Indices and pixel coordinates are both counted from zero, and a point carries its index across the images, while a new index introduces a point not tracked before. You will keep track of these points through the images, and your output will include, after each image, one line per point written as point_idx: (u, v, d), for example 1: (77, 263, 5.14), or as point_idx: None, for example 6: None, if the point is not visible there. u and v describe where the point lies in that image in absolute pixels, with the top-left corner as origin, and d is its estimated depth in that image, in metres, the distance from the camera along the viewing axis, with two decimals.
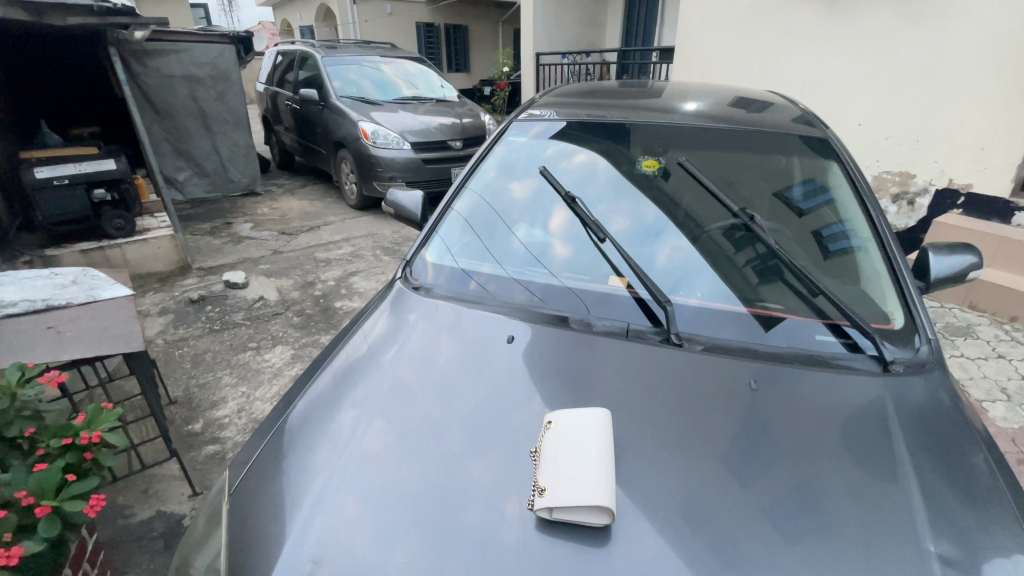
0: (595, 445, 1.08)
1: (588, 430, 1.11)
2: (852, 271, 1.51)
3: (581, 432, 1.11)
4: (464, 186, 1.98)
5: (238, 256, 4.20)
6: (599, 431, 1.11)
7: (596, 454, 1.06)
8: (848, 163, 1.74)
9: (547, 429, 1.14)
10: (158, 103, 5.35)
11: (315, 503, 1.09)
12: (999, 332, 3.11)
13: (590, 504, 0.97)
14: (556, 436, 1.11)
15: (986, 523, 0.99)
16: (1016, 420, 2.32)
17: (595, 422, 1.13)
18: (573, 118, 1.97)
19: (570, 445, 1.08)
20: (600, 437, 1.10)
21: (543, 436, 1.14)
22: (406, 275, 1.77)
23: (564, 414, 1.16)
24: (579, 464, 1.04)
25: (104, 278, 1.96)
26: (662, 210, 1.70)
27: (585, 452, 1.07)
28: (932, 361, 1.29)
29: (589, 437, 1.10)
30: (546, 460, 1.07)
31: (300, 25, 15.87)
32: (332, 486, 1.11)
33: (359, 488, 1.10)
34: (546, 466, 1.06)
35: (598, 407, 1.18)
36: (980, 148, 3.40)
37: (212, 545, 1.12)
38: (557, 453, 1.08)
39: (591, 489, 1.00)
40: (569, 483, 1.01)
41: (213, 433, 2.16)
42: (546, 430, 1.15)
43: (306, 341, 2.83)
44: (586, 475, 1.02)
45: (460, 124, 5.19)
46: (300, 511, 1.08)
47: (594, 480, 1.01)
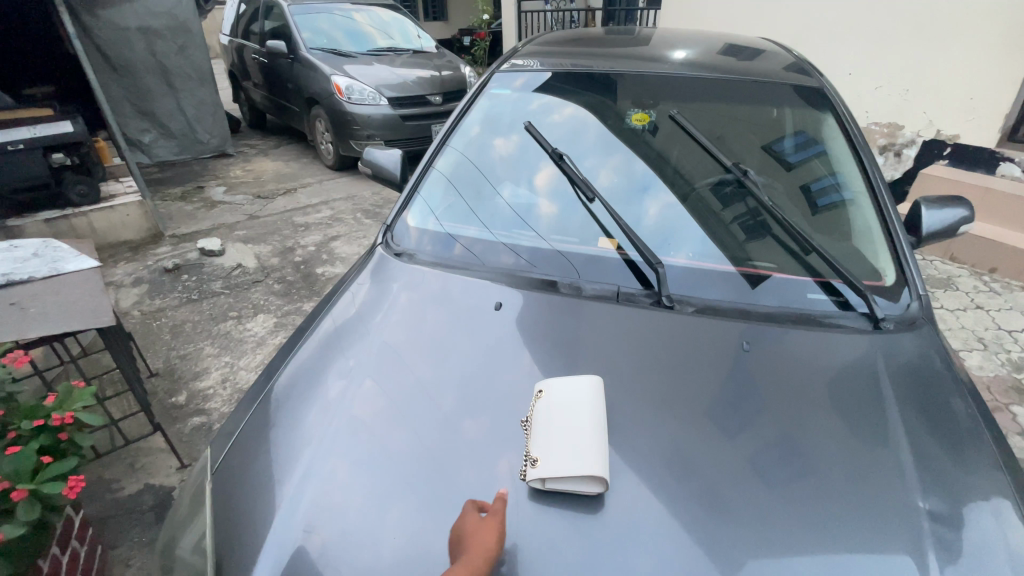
0: (589, 414, 1.07)
1: (581, 399, 1.10)
2: (844, 226, 1.48)
3: (573, 402, 1.09)
4: (446, 143, 1.88)
5: (212, 222, 4.05)
6: (591, 398, 1.11)
7: (589, 423, 1.06)
8: (844, 113, 1.68)
9: (539, 399, 1.13)
10: (114, 59, 4.99)
11: (304, 475, 1.07)
12: (978, 284, 3.16)
13: (585, 474, 0.97)
14: (549, 404, 1.10)
15: (973, 477, 1.01)
16: (991, 368, 2.40)
17: (590, 390, 1.12)
18: (559, 69, 1.87)
19: (563, 414, 1.07)
20: (593, 406, 1.09)
21: (535, 406, 1.12)
22: (387, 240, 1.69)
23: (557, 381, 1.15)
24: (572, 433, 1.04)
25: (68, 250, 1.86)
26: (651, 165, 1.64)
27: (578, 421, 1.06)
28: (922, 317, 1.29)
29: (581, 405, 1.09)
30: (538, 430, 1.07)
31: None
32: (322, 458, 1.09)
33: (349, 459, 1.08)
34: (538, 437, 1.05)
35: (591, 374, 1.17)
36: (969, 98, 3.36)
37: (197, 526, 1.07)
38: (549, 423, 1.07)
39: (584, 460, 0.99)
40: (561, 453, 1.01)
41: (199, 404, 2.13)
42: (538, 399, 1.13)
43: (289, 309, 2.77)
44: (581, 444, 1.02)
45: (440, 77, 4.96)
46: (290, 483, 1.06)
47: (587, 449, 1.01)
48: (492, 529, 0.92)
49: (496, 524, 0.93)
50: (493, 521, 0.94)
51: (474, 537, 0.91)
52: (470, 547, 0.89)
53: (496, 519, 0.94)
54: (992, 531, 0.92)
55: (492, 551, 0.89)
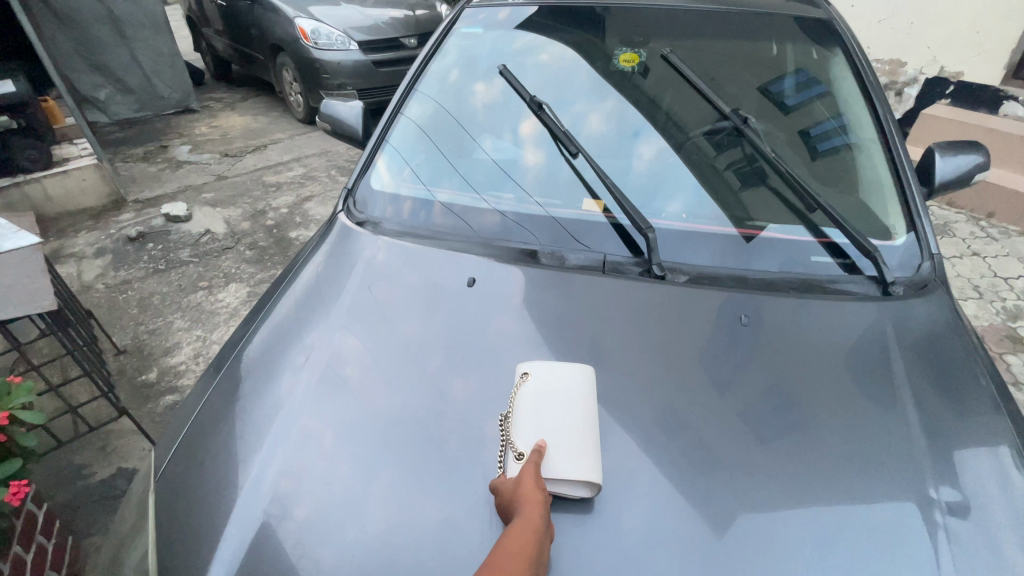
0: (579, 404, 0.96)
1: (569, 388, 0.98)
2: (850, 177, 1.36)
3: (564, 390, 0.98)
4: (414, 89, 1.69)
5: (178, 184, 3.83)
6: (581, 387, 0.99)
7: (580, 415, 0.94)
8: (854, 48, 1.52)
9: (524, 382, 1.00)
10: (56, 5, 4.54)
11: (263, 469, 0.97)
12: (976, 229, 3.09)
13: (581, 478, 0.85)
14: (535, 391, 0.97)
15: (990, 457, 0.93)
16: (985, 317, 2.36)
17: (579, 377, 1.00)
18: (545, 4, 1.68)
19: (552, 403, 0.95)
20: (584, 395, 0.97)
21: (520, 389, 0.99)
22: (349, 206, 1.54)
23: (542, 365, 1.02)
24: (563, 425, 0.92)
25: (5, 226, 1.69)
26: (641, 112, 1.49)
27: (569, 413, 0.94)
28: (934, 280, 1.19)
29: (569, 395, 0.97)
30: (524, 419, 0.94)
31: None
32: (283, 450, 0.99)
33: (312, 451, 0.98)
34: (524, 427, 0.93)
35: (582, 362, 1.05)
36: (975, 31, 3.15)
37: (141, 543, 0.94)
38: (539, 413, 0.94)
39: (577, 459, 0.88)
40: (555, 450, 0.89)
41: (171, 382, 2.04)
42: (524, 382, 1.00)
43: (262, 277, 2.63)
44: (574, 438, 0.91)
45: (414, 18, 4.60)
46: (247, 479, 0.97)
47: (579, 448, 0.90)
48: (531, 469, 0.85)
49: (537, 469, 0.86)
50: (531, 465, 0.86)
51: (521, 481, 0.84)
52: (521, 493, 0.82)
53: (531, 460, 0.87)
54: (1007, 511, 0.86)
55: (542, 493, 0.83)
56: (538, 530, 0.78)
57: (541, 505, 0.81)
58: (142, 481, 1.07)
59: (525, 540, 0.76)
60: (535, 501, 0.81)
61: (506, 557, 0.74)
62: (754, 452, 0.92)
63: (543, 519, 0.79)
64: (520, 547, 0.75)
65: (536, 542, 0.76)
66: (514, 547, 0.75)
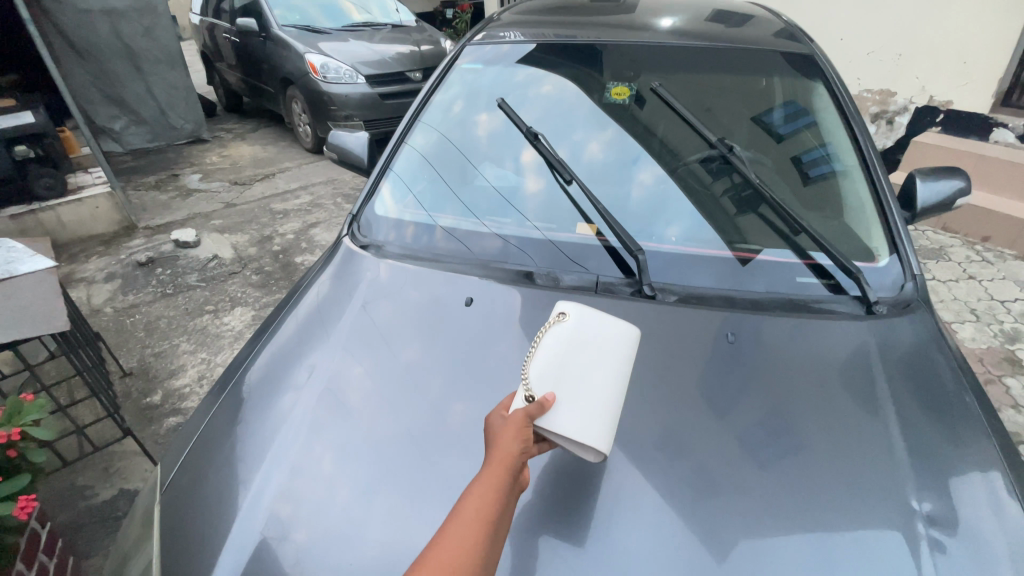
0: (608, 365, 0.94)
1: (602, 344, 0.96)
2: (835, 202, 1.42)
3: (598, 347, 0.95)
4: (418, 120, 1.77)
5: (187, 211, 3.92)
6: (614, 347, 0.96)
7: (606, 378, 0.93)
8: (834, 81, 1.59)
9: (560, 324, 0.96)
10: (77, 42, 4.76)
11: (262, 490, 1.00)
12: (971, 253, 3.12)
13: (585, 440, 0.87)
14: (565, 337, 0.95)
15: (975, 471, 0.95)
16: (983, 340, 2.37)
17: (618, 336, 0.97)
18: (541, 41, 1.74)
19: (580, 354, 0.94)
20: (615, 356, 0.96)
21: (554, 329, 0.96)
22: (353, 230, 1.59)
23: (582, 313, 0.98)
24: (585, 385, 0.91)
25: (23, 250, 1.76)
26: (637, 141, 1.55)
27: (595, 372, 0.93)
28: (917, 300, 1.23)
29: (601, 354, 0.95)
30: (548, 364, 0.92)
31: None
32: (282, 471, 1.02)
33: (311, 470, 1.01)
34: (546, 372, 0.91)
35: (630, 324, 1.01)
36: (963, 62, 3.26)
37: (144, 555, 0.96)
38: (565, 362, 0.92)
39: (591, 422, 0.89)
40: (571, 404, 0.89)
41: (175, 404, 2.07)
42: (559, 323, 0.97)
43: (267, 301, 2.68)
44: (593, 401, 0.90)
45: (419, 53, 4.78)
46: (247, 498, 0.99)
47: (596, 412, 0.90)
48: (509, 431, 0.79)
49: (527, 425, 0.82)
50: (520, 416, 0.82)
51: (495, 442, 0.78)
52: (491, 455, 0.76)
53: (512, 420, 0.81)
54: (988, 526, 0.87)
55: (516, 456, 0.76)
56: (503, 497, 0.71)
57: (511, 469, 0.74)
58: (148, 495, 1.09)
59: (486, 507, 0.70)
60: (504, 464, 0.74)
61: (461, 526, 0.68)
62: (742, 466, 0.95)
63: (511, 484, 0.73)
64: (478, 518, 0.69)
65: (499, 509, 0.70)
66: (472, 514, 0.69)
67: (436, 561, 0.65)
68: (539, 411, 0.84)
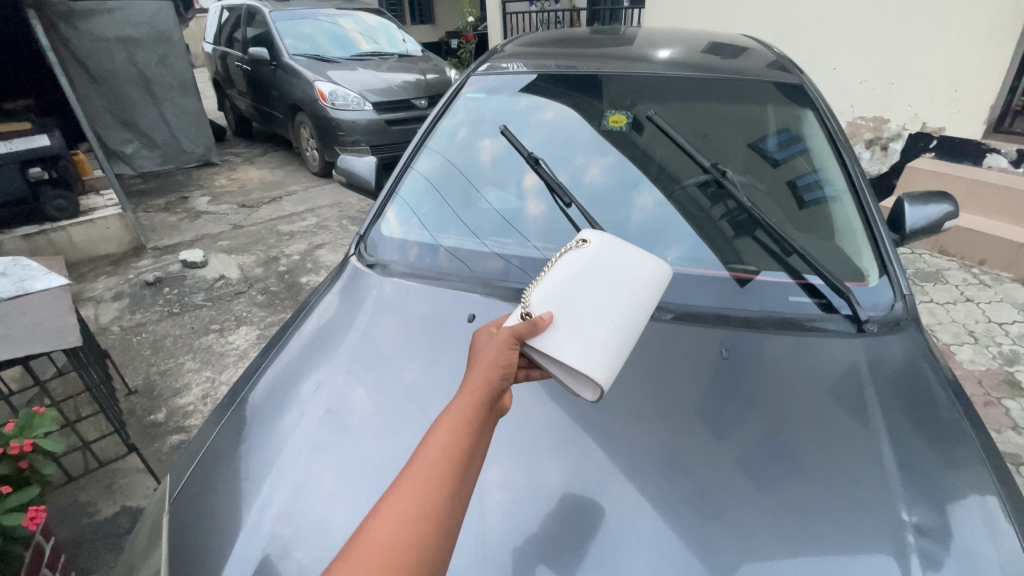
0: (622, 296, 0.87)
1: (619, 274, 0.89)
2: (826, 225, 1.46)
3: (615, 276, 0.89)
4: (424, 146, 1.84)
5: (195, 233, 4.00)
6: (633, 279, 0.89)
7: (616, 309, 0.86)
8: (824, 109, 1.65)
9: (580, 249, 0.92)
10: (94, 69, 4.92)
11: (264, 506, 1.02)
12: (968, 276, 3.16)
13: (576, 366, 0.79)
14: (580, 263, 0.90)
15: (968, 485, 0.96)
16: (982, 362, 2.38)
17: (641, 269, 0.91)
18: (543, 71, 1.81)
19: (591, 281, 0.88)
20: (631, 289, 0.89)
21: (572, 254, 0.92)
22: (361, 249, 1.65)
23: (605, 242, 0.93)
24: (590, 312, 0.84)
25: (36, 268, 1.81)
26: (636, 165, 1.61)
27: (606, 301, 0.86)
28: (907, 318, 1.26)
29: (617, 285, 0.88)
30: (558, 286, 0.87)
31: None
32: (284, 488, 1.03)
33: (313, 487, 1.03)
34: (553, 293, 0.86)
35: (658, 260, 0.93)
36: (954, 90, 3.36)
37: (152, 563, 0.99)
38: (575, 287, 0.87)
39: (590, 350, 0.81)
40: (570, 325, 0.82)
41: (179, 421, 2.08)
42: (579, 249, 0.93)
43: (272, 320, 2.72)
44: (597, 330, 0.83)
45: (425, 81, 4.93)
46: (249, 515, 1.01)
47: (598, 342, 0.82)
48: (485, 359, 0.72)
49: (513, 346, 0.76)
50: (507, 335, 0.76)
51: (469, 373, 0.71)
52: (464, 386, 0.69)
53: (492, 345, 0.74)
54: (980, 537, 0.88)
55: (492, 387, 0.69)
56: (474, 433, 0.64)
57: (484, 402, 0.67)
58: (157, 504, 1.12)
59: (454, 445, 0.62)
60: (476, 396, 0.67)
61: (424, 467, 0.61)
62: (735, 476, 0.97)
63: (484, 420, 0.66)
64: (444, 457, 0.61)
65: (470, 446, 0.63)
66: (438, 452, 0.61)
67: (397, 505, 0.58)
68: (529, 331, 0.79)
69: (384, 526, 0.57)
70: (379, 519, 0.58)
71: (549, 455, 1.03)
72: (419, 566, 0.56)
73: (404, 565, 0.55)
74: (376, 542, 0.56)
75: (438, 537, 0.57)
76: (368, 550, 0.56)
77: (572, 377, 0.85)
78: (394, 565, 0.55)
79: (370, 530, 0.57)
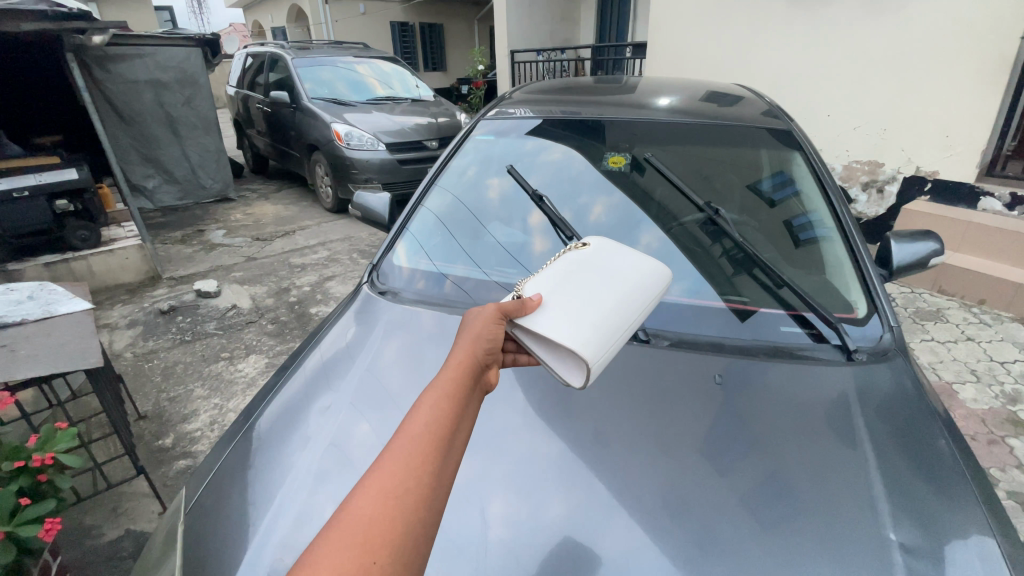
0: (615, 287, 0.91)
1: (614, 269, 0.95)
2: (817, 261, 1.53)
3: (611, 270, 0.94)
4: (435, 183, 1.95)
5: (210, 264, 4.12)
6: (629, 274, 0.94)
7: (609, 297, 0.89)
8: (812, 153, 1.74)
9: (579, 249, 0.99)
10: (123, 109, 5.18)
11: (267, 532, 1.02)
12: (968, 315, 3.18)
13: (563, 341, 0.79)
14: (576, 259, 0.96)
15: (955, 509, 0.98)
16: (985, 401, 2.38)
17: (635, 268, 0.96)
18: (548, 116, 1.93)
19: (585, 273, 0.92)
20: (626, 281, 0.93)
21: (572, 253, 0.99)
22: (373, 278, 1.74)
23: (602, 247, 1.00)
24: (583, 295, 0.87)
25: (62, 292, 1.89)
26: (635, 203, 1.69)
27: (599, 290, 0.89)
28: (894, 349, 1.31)
29: (612, 279, 0.93)
30: (555, 276, 0.92)
31: (259, 26, 15.52)
32: (288, 515, 1.04)
33: (316, 512, 1.04)
34: (548, 281, 0.91)
35: (652, 263, 0.99)
36: (946, 136, 3.48)
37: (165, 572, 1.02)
38: (569, 276, 0.92)
39: (579, 328, 0.82)
40: (560, 306, 0.85)
41: (186, 447, 2.11)
42: (578, 249, 1.00)
43: (281, 349, 2.78)
44: (588, 311, 0.85)
45: (436, 123, 5.16)
46: (252, 538, 1.02)
47: (588, 323, 0.83)
48: (466, 342, 0.74)
49: (499, 323, 0.78)
50: (494, 310, 0.79)
51: (450, 357, 0.72)
52: (446, 366, 0.70)
53: (475, 324, 0.77)
54: (968, 559, 0.90)
55: (472, 368, 0.70)
56: (457, 410, 0.64)
57: (466, 383, 0.68)
58: (172, 517, 1.16)
59: (437, 420, 0.62)
60: (457, 376, 0.68)
61: (407, 442, 0.60)
62: (729, 496, 0.99)
63: (466, 398, 0.66)
64: (426, 432, 0.61)
65: (452, 421, 0.63)
66: (421, 426, 0.61)
67: (379, 480, 0.56)
68: (517, 308, 0.81)
69: (366, 502, 0.55)
70: (360, 496, 0.55)
71: (549, 475, 1.06)
72: (403, 541, 0.53)
73: (388, 540, 0.53)
74: (357, 517, 0.54)
75: (421, 511, 0.55)
76: (349, 528, 0.53)
77: (562, 361, 0.84)
78: (376, 540, 0.52)
79: (351, 507, 0.55)
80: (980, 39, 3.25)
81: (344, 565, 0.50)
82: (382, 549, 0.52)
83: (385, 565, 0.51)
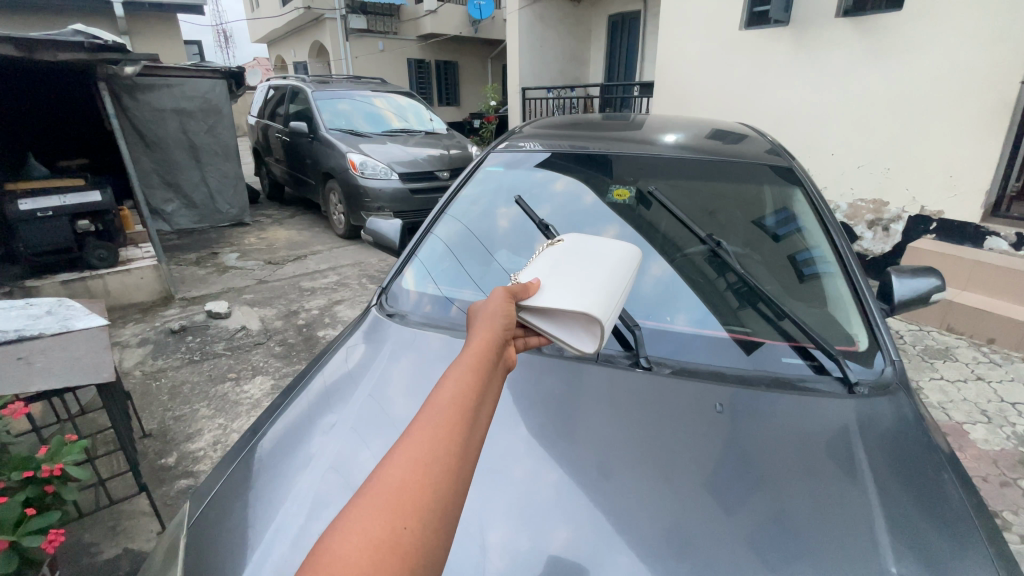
0: (602, 263, 0.95)
1: (595, 251, 0.99)
2: (820, 295, 1.55)
3: (592, 252, 0.98)
4: (444, 211, 2.02)
5: (222, 285, 4.20)
6: (608, 253, 0.98)
7: (598, 270, 0.92)
8: (813, 190, 1.79)
9: (554, 245, 1.03)
10: (147, 135, 5.39)
11: (265, 553, 1.02)
12: (977, 354, 3.15)
13: (575, 307, 0.81)
14: (560, 249, 1.00)
15: (959, 550, 0.96)
16: (997, 442, 2.34)
17: (615, 248, 1.00)
18: (557, 150, 1.99)
19: (572, 257, 0.96)
20: (610, 258, 0.97)
21: (550, 249, 1.02)
22: (382, 301, 1.78)
23: (578, 238, 1.05)
24: (573, 273, 0.90)
25: (80, 308, 1.94)
26: (641, 233, 1.72)
27: (587, 268, 0.93)
28: (895, 382, 1.32)
29: (596, 258, 0.96)
30: (541, 266, 0.95)
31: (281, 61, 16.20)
32: (288, 534, 1.04)
33: (313, 535, 1.03)
34: (537, 272, 0.94)
35: (628, 243, 1.04)
36: (949, 175, 3.54)
37: None
38: (555, 263, 0.95)
39: (583, 295, 0.84)
40: (558, 283, 0.87)
41: (189, 466, 2.12)
42: (554, 245, 1.03)
43: (287, 370, 2.81)
44: (586, 282, 0.87)
45: (448, 155, 5.31)
46: (250, 559, 1.02)
47: (588, 289, 0.86)
48: (485, 322, 0.74)
49: (509, 303, 0.79)
50: (502, 293, 0.80)
51: (471, 339, 0.71)
52: (469, 343, 0.70)
53: (489, 305, 0.78)
54: None
55: (495, 344, 0.70)
56: (481, 384, 0.64)
57: (490, 359, 0.68)
58: (174, 532, 1.18)
59: (462, 396, 0.62)
60: (480, 353, 0.68)
61: (433, 415, 0.60)
62: (732, 521, 0.99)
63: (489, 375, 0.66)
64: (453, 403, 0.61)
65: (476, 395, 0.62)
66: (446, 401, 0.61)
67: (408, 451, 0.56)
68: (522, 289, 0.83)
69: (394, 472, 0.55)
70: (390, 464, 0.56)
71: (549, 500, 1.07)
72: (435, 508, 0.53)
73: (419, 504, 0.52)
74: (387, 486, 0.53)
75: (450, 481, 0.55)
76: (380, 496, 0.53)
77: (572, 332, 0.84)
78: (406, 507, 0.52)
79: (380, 478, 0.55)
80: (980, 84, 3.33)
81: (375, 533, 0.50)
82: (413, 515, 0.52)
83: (415, 532, 0.51)
